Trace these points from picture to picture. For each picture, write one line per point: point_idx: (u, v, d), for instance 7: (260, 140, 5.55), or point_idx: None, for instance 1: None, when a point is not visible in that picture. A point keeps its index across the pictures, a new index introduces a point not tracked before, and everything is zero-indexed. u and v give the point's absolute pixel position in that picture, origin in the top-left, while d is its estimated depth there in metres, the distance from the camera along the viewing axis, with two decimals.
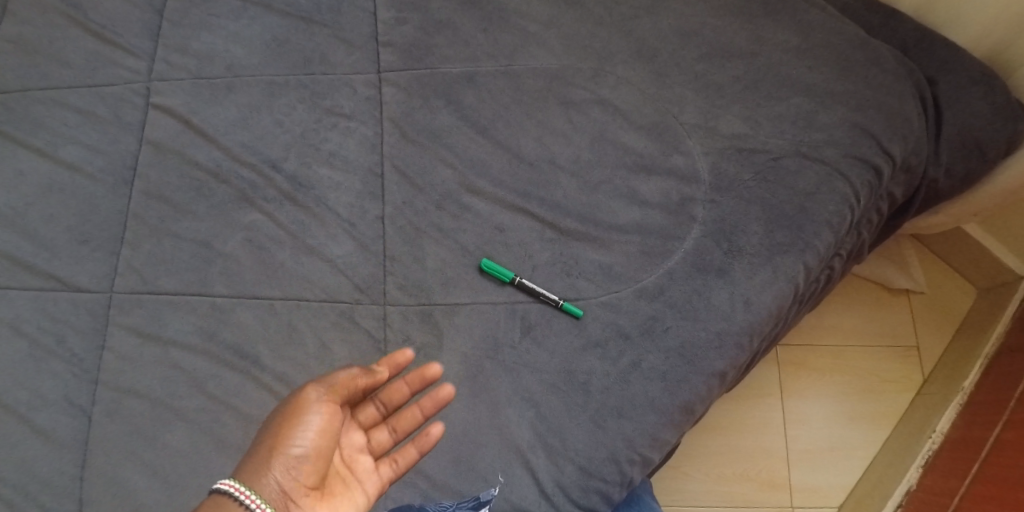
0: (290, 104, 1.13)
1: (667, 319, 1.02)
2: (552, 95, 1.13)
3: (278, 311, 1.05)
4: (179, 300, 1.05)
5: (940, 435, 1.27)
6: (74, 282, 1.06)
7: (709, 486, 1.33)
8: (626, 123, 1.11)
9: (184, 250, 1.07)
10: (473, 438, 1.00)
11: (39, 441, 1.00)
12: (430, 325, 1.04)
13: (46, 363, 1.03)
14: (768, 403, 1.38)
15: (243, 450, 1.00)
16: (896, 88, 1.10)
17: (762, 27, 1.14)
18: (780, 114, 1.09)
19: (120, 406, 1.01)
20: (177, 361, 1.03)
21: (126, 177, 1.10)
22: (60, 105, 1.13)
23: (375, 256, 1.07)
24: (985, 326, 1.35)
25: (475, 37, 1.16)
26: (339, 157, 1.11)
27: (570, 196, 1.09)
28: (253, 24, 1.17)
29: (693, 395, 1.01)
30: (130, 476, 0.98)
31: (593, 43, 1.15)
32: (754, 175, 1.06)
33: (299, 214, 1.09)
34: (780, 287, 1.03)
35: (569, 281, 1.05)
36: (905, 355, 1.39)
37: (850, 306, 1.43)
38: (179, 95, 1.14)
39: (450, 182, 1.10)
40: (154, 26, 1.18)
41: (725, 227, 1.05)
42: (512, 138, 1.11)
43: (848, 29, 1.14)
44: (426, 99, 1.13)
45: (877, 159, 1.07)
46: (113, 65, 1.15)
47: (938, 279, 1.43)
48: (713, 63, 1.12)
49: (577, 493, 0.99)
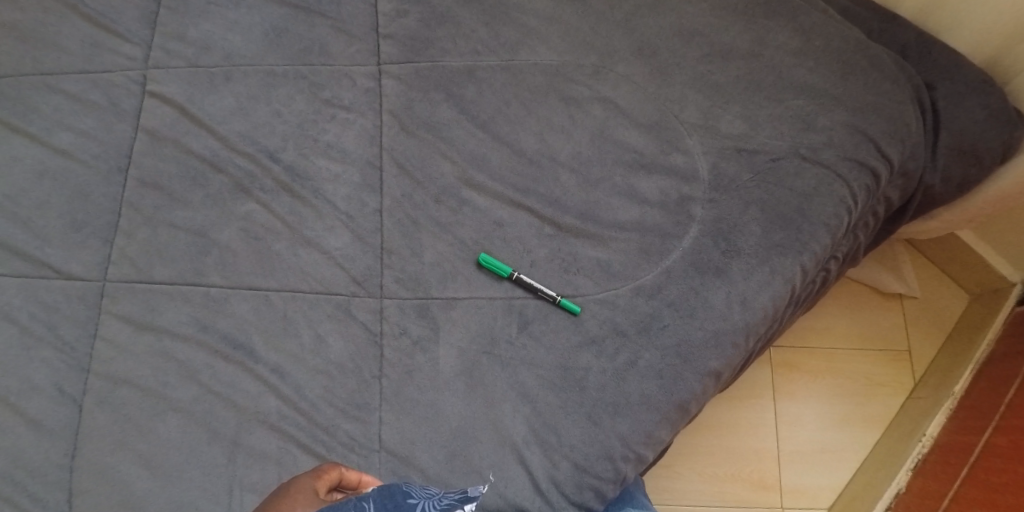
0: (289, 95, 1.12)
1: (665, 317, 1.02)
2: (553, 92, 1.12)
3: (274, 302, 1.04)
4: (172, 290, 1.04)
5: (930, 438, 1.29)
6: (67, 270, 1.04)
7: (700, 485, 1.34)
8: (627, 122, 1.11)
9: (179, 239, 1.06)
10: (468, 433, 1.00)
11: (29, 430, 0.99)
12: (427, 318, 1.04)
13: (37, 351, 1.01)
14: (761, 404, 1.38)
15: (237, 441, 0.99)
16: (895, 92, 1.10)
17: (763, 28, 1.14)
18: (779, 115, 1.09)
19: (112, 396, 1.00)
20: (170, 351, 1.02)
21: (120, 164, 1.09)
22: (54, 91, 1.12)
23: (373, 248, 1.06)
24: (976, 331, 1.36)
25: (476, 32, 1.15)
26: (338, 149, 1.10)
27: (570, 193, 1.08)
28: (252, 13, 1.16)
29: (689, 394, 1.01)
30: (120, 466, 0.97)
31: (595, 40, 1.14)
32: (754, 175, 1.07)
33: (296, 205, 1.08)
34: (777, 287, 1.03)
35: (567, 277, 1.05)
36: (897, 358, 1.40)
37: (843, 309, 1.44)
38: (177, 84, 1.12)
39: (450, 176, 1.09)
40: (151, 13, 1.16)
41: (724, 226, 1.05)
42: (512, 133, 1.11)
43: (848, 32, 1.14)
44: (426, 93, 1.13)
45: (876, 163, 1.07)
46: (109, 52, 1.14)
47: (930, 284, 1.44)
48: (714, 62, 1.12)
49: (572, 490, 0.99)
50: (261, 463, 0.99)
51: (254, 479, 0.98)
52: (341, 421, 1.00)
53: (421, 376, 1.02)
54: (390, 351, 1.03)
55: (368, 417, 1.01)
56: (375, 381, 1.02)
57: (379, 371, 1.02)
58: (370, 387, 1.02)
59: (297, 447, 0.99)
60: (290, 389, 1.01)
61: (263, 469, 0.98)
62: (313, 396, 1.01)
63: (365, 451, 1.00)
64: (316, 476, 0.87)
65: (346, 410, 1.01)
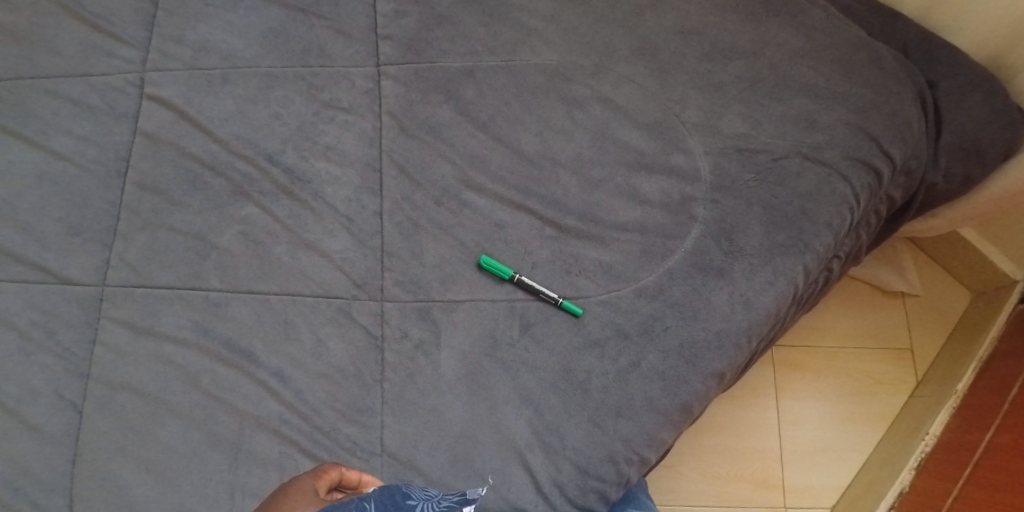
0: (288, 97, 1.12)
1: (667, 319, 1.02)
2: (554, 92, 1.12)
3: (274, 306, 1.04)
4: (171, 294, 1.04)
5: (933, 437, 1.28)
6: (66, 275, 1.04)
7: (703, 485, 1.34)
8: (628, 122, 1.10)
9: (178, 243, 1.05)
10: (471, 436, 1.00)
11: (28, 436, 0.98)
12: (428, 321, 1.03)
13: (36, 357, 1.01)
14: (763, 404, 1.38)
15: (237, 446, 0.99)
16: (898, 90, 1.10)
17: (765, 27, 1.13)
18: (781, 115, 1.09)
19: (112, 401, 0.99)
20: (170, 356, 1.01)
21: (119, 168, 1.08)
22: (52, 94, 1.11)
23: (373, 251, 1.06)
24: (978, 329, 1.36)
25: (475, 32, 1.15)
26: (337, 151, 1.10)
27: (571, 194, 1.08)
28: (250, 15, 1.15)
29: (691, 395, 1.00)
30: (121, 472, 0.97)
31: (595, 40, 1.14)
32: (756, 175, 1.06)
33: (296, 208, 1.07)
34: (780, 288, 1.03)
35: (568, 279, 1.05)
36: (899, 356, 1.40)
37: (845, 308, 1.43)
38: (175, 86, 1.12)
39: (450, 178, 1.09)
40: (148, 16, 1.15)
41: (725, 226, 1.04)
42: (513, 134, 1.10)
43: (849, 31, 1.13)
44: (426, 94, 1.12)
45: (878, 162, 1.07)
46: (107, 54, 1.13)
47: (932, 282, 1.44)
48: (716, 62, 1.12)
49: (575, 492, 0.99)
50: (262, 468, 0.98)
51: (255, 484, 0.97)
52: (342, 425, 1.00)
53: (423, 380, 1.01)
54: (392, 355, 1.02)
55: (369, 421, 1.00)
56: (377, 385, 1.01)
57: (380, 374, 1.02)
58: (371, 390, 1.01)
59: (298, 452, 0.99)
60: (291, 393, 1.01)
61: (264, 474, 0.98)
62: (314, 400, 1.01)
63: (366, 455, 0.99)
64: (316, 476, 0.87)
65: (347, 414, 1.00)
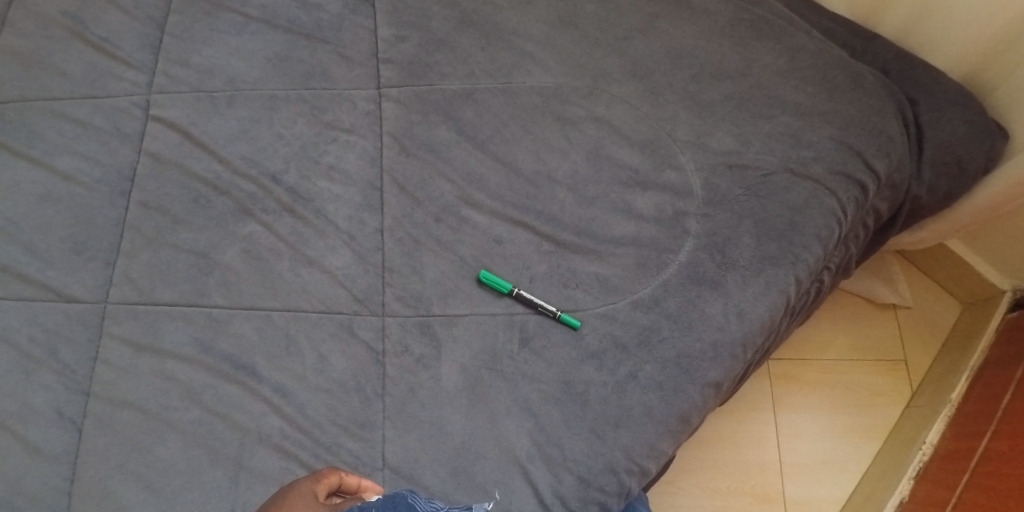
0: (290, 118, 1.15)
1: (663, 330, 1.04)
2: (548, 111, 1.15)
3: (276, 322, 1.05)
4: (173, 310, 1.04)
5: (930, 446, 1.30)
6: (67, 293, 1.05)
7: (703, 499, 1.34)
8: (621, 140, 1.13)
9: (181, 260, 1.07)
10: (471, 449, 1.00)
11: (26, 454, 0.98)
12: (429, 335, 1.04)
13: (37, 376, 1.01)
14: (761, 417, 1.40)
15: (238, 463, 0.99)
16: (879, 108, 1.14)
17: (751, 49, 1.18)
18: (768, 132, 1.12)
19: (112, 418, 0.99)
20: (172, 372, 1.02)
21: (123, 188, 1.10)
22: (58, 116, 1.13)
23: (374, 267, 1.07)
24: (970, 340, 1.38)
25: (473, 55, 1.18)
26: (339, 170, 1.12)
27: (567, 210, 1.11)
28: (255, 40, 1.19)
29: (690, 404, 1.02)
30: (120, 489, 0.96)
31: (588, 62, 1.18)
32: (745, 189, 1.09)
33: (298, 226, 1.09)
34: (773, 297, 1.05)
35: (567, 291, 1.07)
36: (894, 368, 1.42)
37: (839, 323, 1.46)
38: (180, 108, 1.14)
39: (449, 195, 1.11)
40: (155, 41, 1.19)
41: (718, 239, 1.07)
42: (510, 152, 1.13)
43: (832, 53, 1.18)
44: (425, 115, 1.15)
45: (862, 175, 1.10)
46: (114, 77, 1.16)
47: (924, 296, 1.47)
48: (704, 83, 1.16)
49: (577, 504, 0.99)
50: (263, 483, 0.97)
51: (256, 500, 0.97)
52: (344, 440, 1.00)
53: (424, 393, 1.02)
54: (393, 369, 1.03)
55: (371, 435, 1.00)
56: (378, 399, 1.02)
57: (382, 389, 1.02)
58: (372, 405, 1.02)
59: (299, 467, 0.99)
60: (292, 408, 1.01)
61: (264, 489, 0.97)
62: (315, 415, 1.01)
63: (367, 469, 0.99)
64: (316, 479, 0.87)
65: (349, 428, 1.01)
